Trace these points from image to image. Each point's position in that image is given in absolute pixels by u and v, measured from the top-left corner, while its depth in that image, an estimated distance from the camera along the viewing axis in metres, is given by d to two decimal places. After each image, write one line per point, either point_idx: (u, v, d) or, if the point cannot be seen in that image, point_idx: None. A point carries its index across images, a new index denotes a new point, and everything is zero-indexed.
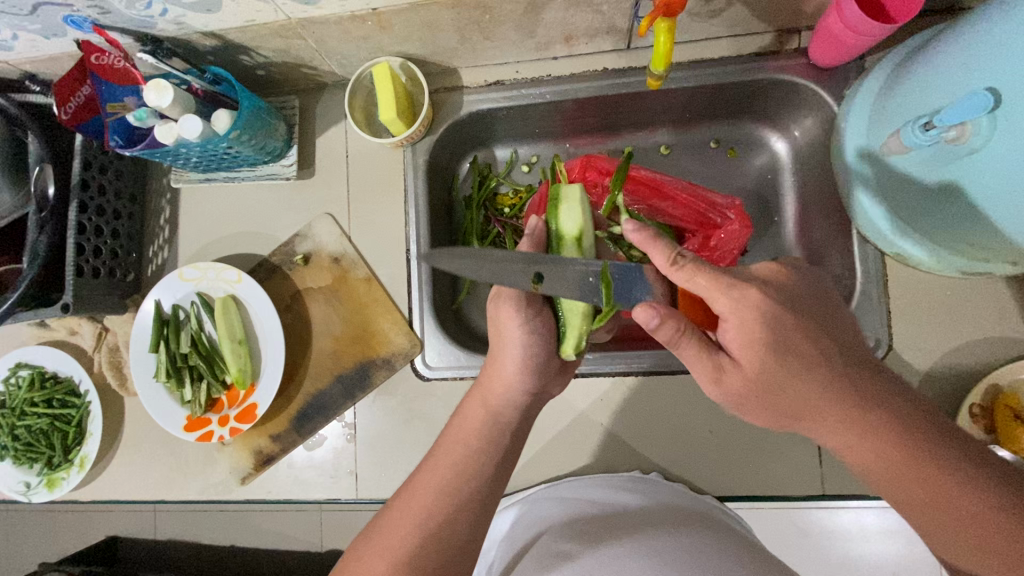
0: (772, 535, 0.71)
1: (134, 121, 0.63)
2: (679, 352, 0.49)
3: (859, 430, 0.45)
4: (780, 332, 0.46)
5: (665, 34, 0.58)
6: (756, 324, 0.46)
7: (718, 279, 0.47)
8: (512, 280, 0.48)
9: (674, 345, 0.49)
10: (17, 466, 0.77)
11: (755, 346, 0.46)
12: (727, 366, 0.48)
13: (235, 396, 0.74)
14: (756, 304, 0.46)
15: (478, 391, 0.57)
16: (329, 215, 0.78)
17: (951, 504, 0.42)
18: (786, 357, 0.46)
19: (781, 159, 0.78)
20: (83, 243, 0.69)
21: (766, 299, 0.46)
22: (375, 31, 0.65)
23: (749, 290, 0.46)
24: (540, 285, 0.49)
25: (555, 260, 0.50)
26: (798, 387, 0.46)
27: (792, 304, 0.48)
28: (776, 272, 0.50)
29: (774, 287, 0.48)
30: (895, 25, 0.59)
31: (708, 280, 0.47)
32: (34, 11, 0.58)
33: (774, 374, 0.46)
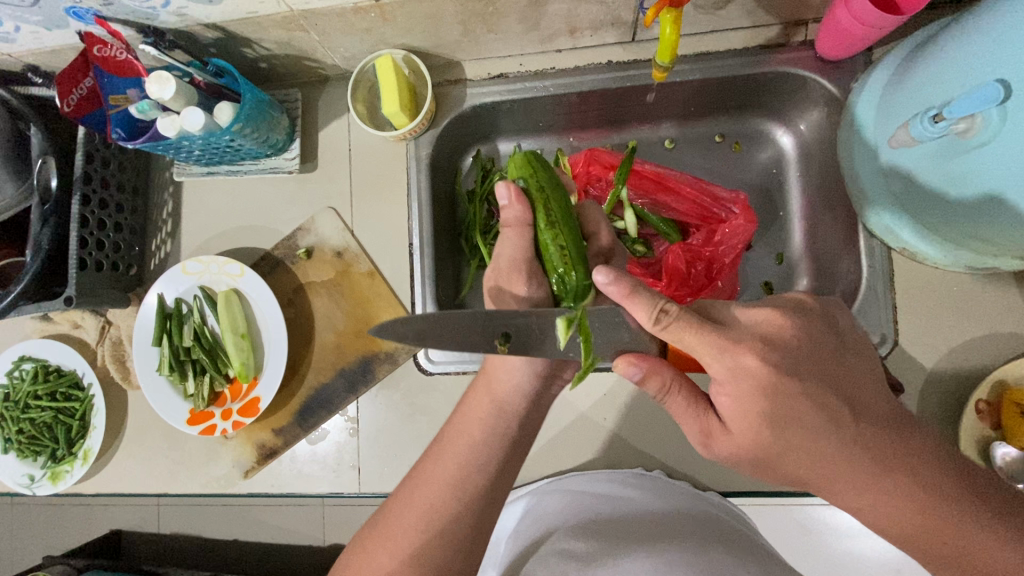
0: (778, 536, 0.70)
1: (136, 113, 0.63)
2: (670, 404, 0.53)
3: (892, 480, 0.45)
4: (809, 391, 0.45)
5: (671, 24, 0.58)
6: (756, 397, 0.45)
7: (709, 344, 0.45)
8: (478, 347, 0.50)
9: (665, 397, 0.52)
10: (21, 458, 0.78)
11: (753, 419, 0.46)
12: (718, 431, 0.50)
13: (238, 390, 0.73)
14: (753, 374, 0.45)
15: (482, 384, 0.57)
16: (332, 208, 0.77)
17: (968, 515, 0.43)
18: (808, 423, 0.45)
19: (786, 153, 0.78)
20: (87, 236, 0.69)
21: (767, 365, 0.45)
22: (378, 23, 0.64)
23: (744, 356, 0.45)
24: (507, 345, 0.51)
25: (514, 318, 0.51)
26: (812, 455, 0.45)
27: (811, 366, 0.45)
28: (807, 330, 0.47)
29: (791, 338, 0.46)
30: (903, 16, 0.58)
31: (694, 336, 0.45)
32: (36, 3, 0.58)
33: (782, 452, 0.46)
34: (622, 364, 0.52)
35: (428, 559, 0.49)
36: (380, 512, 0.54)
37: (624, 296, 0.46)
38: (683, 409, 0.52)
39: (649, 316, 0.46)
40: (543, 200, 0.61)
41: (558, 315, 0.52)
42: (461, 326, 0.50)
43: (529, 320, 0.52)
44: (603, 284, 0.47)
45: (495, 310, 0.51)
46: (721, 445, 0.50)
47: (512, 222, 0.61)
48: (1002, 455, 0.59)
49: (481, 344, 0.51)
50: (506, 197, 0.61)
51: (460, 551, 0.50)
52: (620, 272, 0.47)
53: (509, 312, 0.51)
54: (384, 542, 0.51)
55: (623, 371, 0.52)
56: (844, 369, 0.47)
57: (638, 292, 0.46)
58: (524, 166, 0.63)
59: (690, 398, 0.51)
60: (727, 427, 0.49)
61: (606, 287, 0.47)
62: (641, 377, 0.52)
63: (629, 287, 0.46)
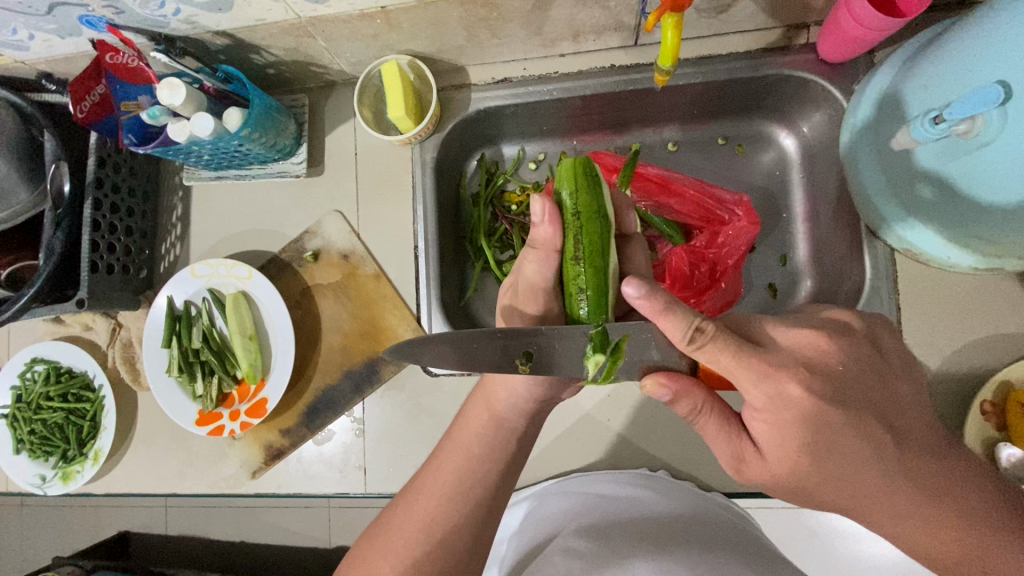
0: (782, 539, 0.70)
1: (147, 119, 0.64)
2: (702, 428, 0.52)
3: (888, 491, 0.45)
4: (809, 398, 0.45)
5: (673, 29, 0.58)
6: (793, 421, 0.45)
7: (747, 370, 0.45)
8: (502, 363, 0.51)
9: (696, 419, 0.52)
10: (33, 459, 0.79)
11: (773, 428, 0.46)
12: (750, 457, 0.50)
13: (245, 392, 0.74)
14: (776, 380, 0.45)
15: (483, 394, 0.57)
16: (338, 212, 0.78)
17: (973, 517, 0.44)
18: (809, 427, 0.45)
19: (789, 155, 0.78)
20: (98, 240, 0.70)
21: (807, 392, 0.45)
22: (384, 29, 0.65)
23: (785, 383, 0.45)
24: (529, 363, 0.52)
25: (542, 340, 0.52)
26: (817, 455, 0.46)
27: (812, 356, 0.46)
28: (816, 346, 0.47)
29: None
30: (904, 20, 0.58)
31: (730, 360, 0.45)
32: (50, 12, 0.59)
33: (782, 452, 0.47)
34: (652, 385, 0.51)
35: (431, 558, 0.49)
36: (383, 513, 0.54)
37: (656, 312, 0.46)
38: (715, 432, 0.51)
39: (683, 336, 0.46)
40: (578, 223, 0.55)
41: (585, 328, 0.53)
42: (483, 344, 0.51)
43: (558, 341, 0.53)
44: (633, 297, 0.46)
45: (521, 328, 0.52)
46: (752, 471, 0.51)
47: (541, 243, 0.56)
48: (1008, 456, 0.58)
49: (501, 365, 0.51)
50: (538, 218, 0.54)
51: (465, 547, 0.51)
52: (651, 287, 0.47)
53: (535, 331, 0.52)
54: (385, 549, 0.51)
55: (652, 391, 0.51)
56: (856, 366, 0.47)
57: (672, 311, 0.46)
58: (571, 183, 0.57)
59: (722, 422, 0.51)
60: (760, 452, 0.49)
61: (637, 301, 0.47)
62: (671, 398, 0.51)
63: (662, 303, 0.46)
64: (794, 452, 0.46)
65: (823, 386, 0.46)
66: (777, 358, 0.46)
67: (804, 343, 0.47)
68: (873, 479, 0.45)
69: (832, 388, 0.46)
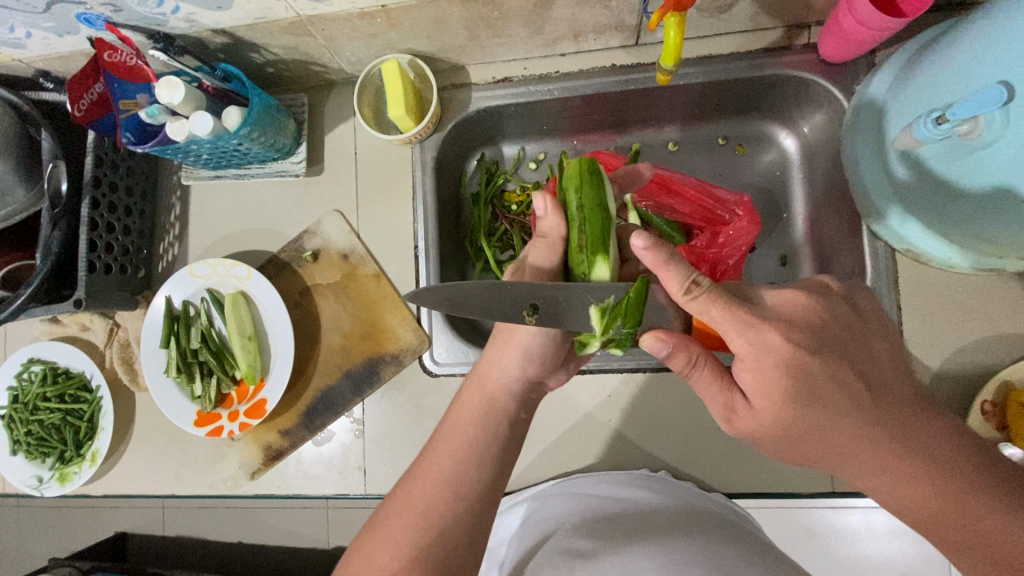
0: (782, 536, 0.71)
1: (146, 118, 0.64)
2: (695, 381, 0.52)
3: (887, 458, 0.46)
4: (807, 373, 0.45)
5: (675, 29, 0.58)
6: (789, 385, 0.46)
7: (734, 318, 0.45)
8: (509, 316, 0.51)
9: (691, 372, 0.51)
10: (29, 460, 0.79)
11: (774, 395, 0.46)
12: (741, 407, 0.50)
13: (244, 392, 0.74)
14: (776, 350, 0.45)
15: (478, 381, 0.58)
16: (338, 211, 0.78)
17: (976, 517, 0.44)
18: (807, 402, 0.46)
19: (790, 155, 0.78)
20: (96, 239, 0.69)
21: (790, 342, 0.45)
22: (384, 28, 0.65)
23: (768, 332, 0.45)
24: (534, 314, 0.51)
25: (552, 296, 0.52)
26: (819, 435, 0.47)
27: (819, 349, 0.46)
28: (801, 303, 0.47)
29: (802, 329, 0.46)
30: (906, 20, 0.58)
31: (717, 310, 0.46)
32: (48, 9, 0.59)
33: (784, 421, 0.47)
34: (651, 338, 0.51)
35: (435, 551, 0.47)
36: (377, 512, 0.52)
37: (657, 264, 0.47)
38: (708, 384, 0.51)
39: (680, 286, 0.47)
40: (583, 218, 0.57)
41: (592, 303, 0.53)
42: (490, 294, 0.51)
43: (570, 295, 0.52)
44: (640, 247, 0.47)
45: (534, 281, 0.52)
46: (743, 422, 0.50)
47: (546, 233, 0.57)
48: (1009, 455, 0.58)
49: (507, 316, 0.51)
50: (541, 210, 0.57)
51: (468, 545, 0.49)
52: (658, 239, 0.48)
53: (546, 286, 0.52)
54: (385, 538, 0.49)
55: (650, 346, 0.51)
56: (856, 346, 0.47)
57: (674, 260, 0.47)
58: (575, 184, 0.59)
59: (716, 373, 0.51)
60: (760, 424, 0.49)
61: (642, 252, 0.48)
62: (668, 352, 0.51)
63: (664, 255, 0.47)
64: (780, 401, 0.47)
65: (806, 338, 0.46)
66: (761, 312, 0.46)
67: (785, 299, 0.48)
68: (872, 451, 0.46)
69: (814, 340, 0.46)
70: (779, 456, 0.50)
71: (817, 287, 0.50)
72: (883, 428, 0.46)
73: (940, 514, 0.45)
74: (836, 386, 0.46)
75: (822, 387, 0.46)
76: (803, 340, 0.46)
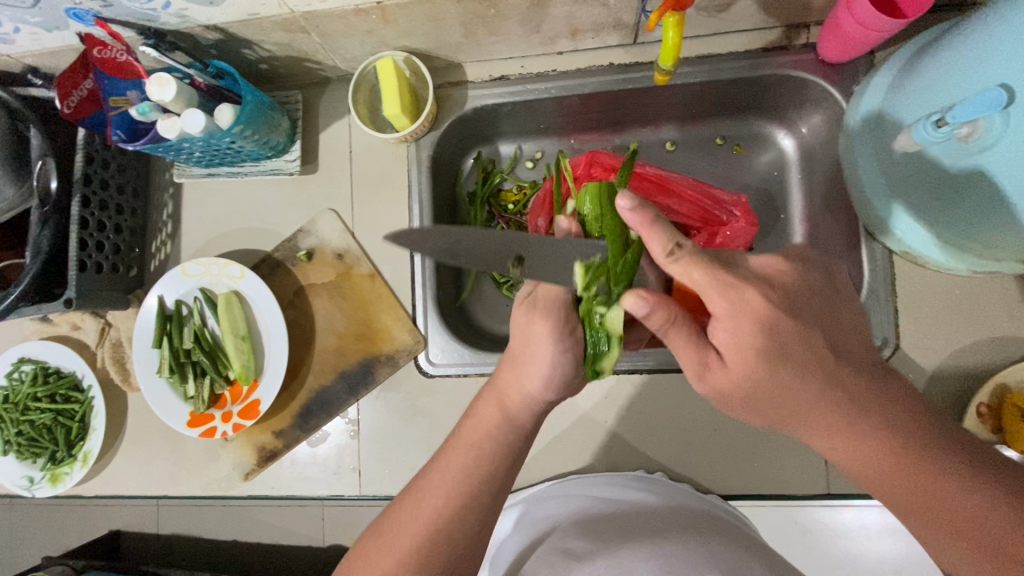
0: (770, 532, 0.69)
1: (137, 115, 0.63)
2: (670, 342, 0.47)
3: (849, 425, 0.44)
4: (783, 336, 0.44)
5: (674, 29, 0.57)
6: (761, 339, 0.44)
7: (716, 279, 0.44)
8: (492, 262, 0.48)
9: (667, 331, 0.46)
10: (20, 461, 0.78)
11: (748, 353, 0.44)
12: (714, 366, 0.46)
13: (238, 393, 0.73)
14: (755, 309, 0.44)
15: (494, 393, 0.55)
16: (333, 210, 0.77)
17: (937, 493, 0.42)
18: (781, 361, 0.44)
19: (788, 156, 0.78)
20: (87, 238, 0.68)
21: (767, 301, 0.44)
22: (379, 25, 0.64)
23: (749, 292, 0.44)
24: (520, 268, 0.49)
25: (537, 241, 0.48)
26: (785, 387, 0.44)
27: (795, 308, 0.45)
28: (780, 268, 0.47)
29: (777, 290, 0.45)
30: (906, 21, 0.58)
31: (703, 274, 0.44)
32: (36, 4, 0.58)
33: (756, 380, 0.45)
34: (630, 296, 0.44)
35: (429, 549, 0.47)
36: (386, 512, 0.52)
37: (642, 223, 0.47)
38: (683, 343, 0.46)
39: (662, 249, 0.46)
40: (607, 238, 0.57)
41: (576, 258, 0.52)
42: (477, 238, 0.46)
43: (554, 247, 0.51)
44: (624, 208, 0.47)
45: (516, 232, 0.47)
46: (713, 381, 0.47)
47: None
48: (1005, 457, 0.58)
49: (493, 264, 0.48)
50: (566, 230, 0.59)
51: (462, 537, 0.49)
52: (642, 201, 0.48)
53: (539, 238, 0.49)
54: (388, 545, 0.49)
55: (629, 306, 0.45)
56: (823, 310, 0.47)
57: (660, 222, 0.47)
58: (595, 199, 0.61)
59: (694, 333, 0.46)
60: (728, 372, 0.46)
61: (626, 214, 0.47)
62: (647, 311, 0.45)
63: (649, 217, 0.47)
64: (756, 362, 0.44)
65: (781, 299, 0.45)
66: (743, 274, 0.45)
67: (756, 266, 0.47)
68: (835, 414, 0.44)
69: (789, 300, 0.45)
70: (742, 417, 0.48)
71: (795, 253, 0.50)
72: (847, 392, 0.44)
73: (896, 477, 0.43)
74: (805, 344, 0.44)
75: (793, 345, 0.44)
76: (779, 292, 0.45)
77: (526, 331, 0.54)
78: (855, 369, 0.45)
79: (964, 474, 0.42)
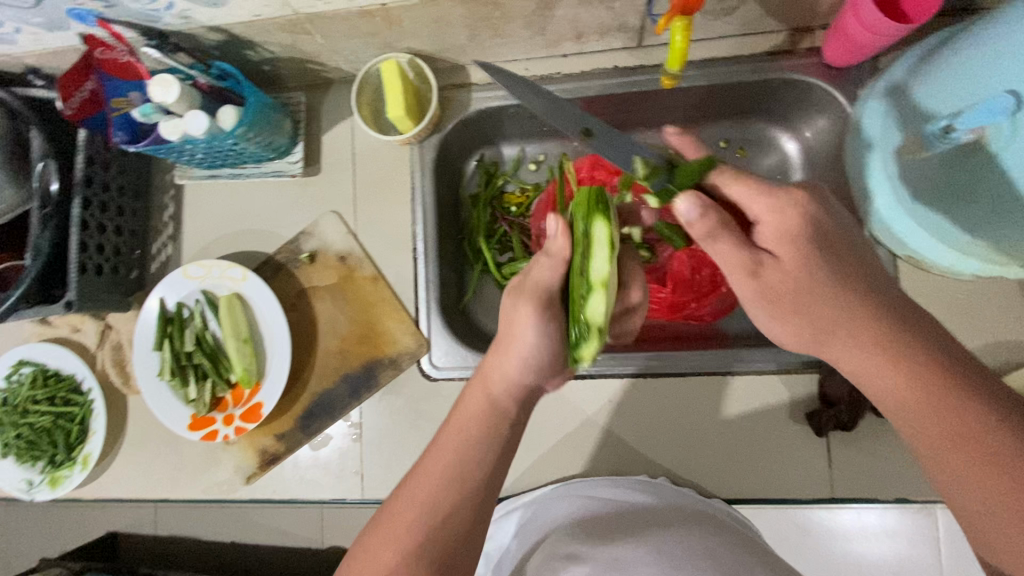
0: (773, 535, 0.70)
1: (139, 117, 0.62)
2: (716, 253, 0.52)
3: (875, 346, 0.46)
4: (824, 241, 0.49)
5: (681, 33, 0.57)
6: (795, 240, 0.49)
7: (761, 192, 0.51)
8: None
9: (711, 241, 0.52)
10: (19, 463, 0.77)
11: (790, 245, 0.49)
12: (767, 266, 0.51)
13: (240, 396, 0.72)
14: (798, 215, 0.49)
15: (477, 376, 0.55)
16: (335, 212, 0.77)
17: (962, 424, 0.42)
18: (814, 268, 0.49)
19: (792, 160, 0.77)
20: (87, 240, 0.68)
21: (805, 219, 0.49)
22: (384, 27, 0.64)
23: (796, 196, 0.50)
24: (556, 205, 0.54)
25: (574, 185, 0.53)
26: (819, 288, 0.49)
27: (834, 232, 0.50)
28: (827, 205, 0.51)
29: (828, 208, 0.51)
30: (911, 26, 0.58)
31: (743, 187, 0.52)
32: (38, 4, 0.57)
33: (794, 278, 0.49)
34: (682, 196, 0.50)
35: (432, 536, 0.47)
36: (380, 511, 0.51)
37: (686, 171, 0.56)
38: (728, 252, 0.51)
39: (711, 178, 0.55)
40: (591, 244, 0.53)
41: (613, 208, 0.56)
42: None
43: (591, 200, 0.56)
44: (661, 157, 0.55)
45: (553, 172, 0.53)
46: (764, 285, 0.51)
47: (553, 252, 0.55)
48: None
49: None
50: (553, 233, 0.55)
51: (466, 529, 0.48)
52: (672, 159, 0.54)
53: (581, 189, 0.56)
54: (387, 536, 0.48)
55: (679, 207, 0.51)
56: (869, 256, 0.50)
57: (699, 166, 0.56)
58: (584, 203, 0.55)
59: (739, 245, 0.51)
60: (762, 280, 0.51)
61: (667, 165, 0.56)
62: (695, 214, 0.50)
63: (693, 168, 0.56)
64: (799, 254, 0.49)
65: (828, 220, 0.50)
66: (791, 188, 0.51)
67: (786, 197, 0.50)
68: (862, 326, 0.47)
69: (829, 230, 0.50)
70: (784, 327, 0.52)
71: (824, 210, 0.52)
72: (877, 313, 0.47)
73: (919, 403, 0.44)
74: (838, 261, 0.49)
75: (823, 257, 0.49)
76: (822, 219, 0.50)
77: (510, 313, 0.55)
78: (893, 297, 0.48)
79: (994, 417, 0.41)
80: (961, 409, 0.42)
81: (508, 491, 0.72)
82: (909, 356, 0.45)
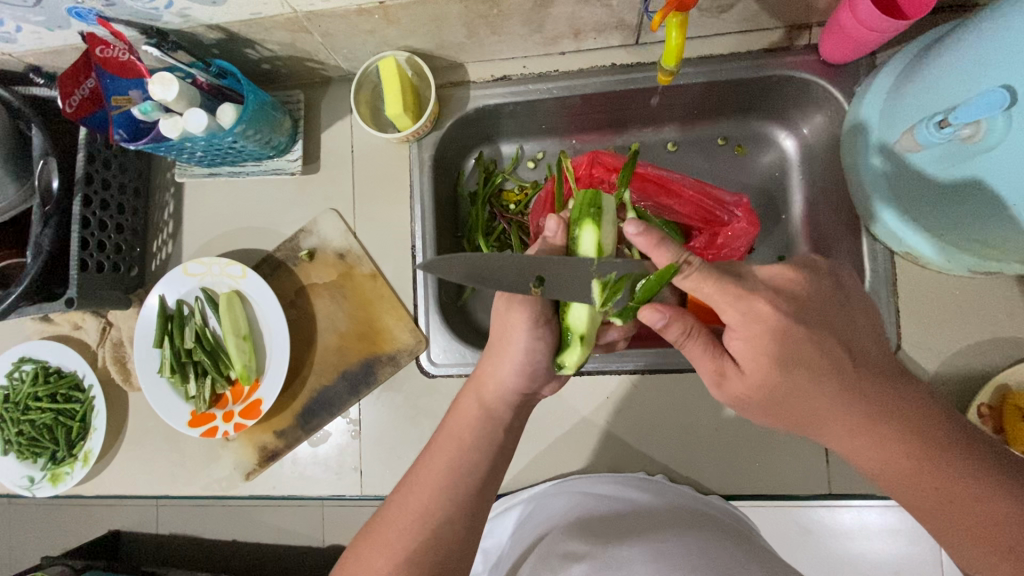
0: (776, 534, 0.70)
1: (139, 115, 0.62)
2: (685, 350, 0.50)
3: (868, 437, 0.45)
4: (793, 346, 0.45)
5: (677, 29, 0.57)
6: (768, 340, 0.45)
7: (726, 292, 0.45)
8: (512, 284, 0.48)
9: (685, 342, 0.49)
10: (20, 460, 0.78)
11: (763, 360, 0.46)
12: (731, 371, 0.48)
13: (240, 393, 0.73)
14: (765, 318, 0.45)
15: (472, 384, 0.56)
16: (334, 210, 0.77)
17: (959, 503, 0.42)
18: (794, 367, 0.45)
19: (789, 157, 0.78)
20: (88, 237, 0.68)
21: (777, 311, 0.45)
22: (382, 25, 0.64)
23: (757, 302, 0.45)
24: (541, 287, 0.49)
25: (555, 262, 0.50)
26: (795, 385, 0.45)
27: (804, 313, 0.46)
28: (790, 277, 0.47)
29: (787, 297, 0.46)
30: (908, 22, 0.58)
31: (714, 287, 0.45)
32: (38, 3, 0.58)
33: (777, 382, 0.46)
34: (646, 311, 0.48)
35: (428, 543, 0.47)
36: (377, 515, 0.51)
37: (651, 246, 0.47)
38: (700, 352, 0.49)
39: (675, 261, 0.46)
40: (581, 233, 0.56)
41: (593, 275, 0.52)
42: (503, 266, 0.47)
43: (568, 268, 0.51)
44: (633, 233, 0.47)
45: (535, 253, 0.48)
46: (732, 386, 0.49)
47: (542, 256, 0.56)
48: None
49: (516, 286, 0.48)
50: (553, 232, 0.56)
51: (458, 533, 0.48)
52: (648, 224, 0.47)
53: (555, 259, 0.50)
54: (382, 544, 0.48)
55: (645, 317, 0.48)
56: (840, 316, 0.47)
57: (667, 238, 0.47)
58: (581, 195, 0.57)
59: (710, 342, 0.49)
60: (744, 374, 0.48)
61: (634, 237, 0.47)
62: (663, 324, 0.48)
63: (656, 237, 0.47)
64: (770, 367, 0.46)
65: (791, 307, 0.46)
66: (751, 284, 0.46)
67: (750, 295, 0.45)
68: (849, 417, 0.45)
69: (800, 309, 0.46)
70: (764, 421, 0.49)
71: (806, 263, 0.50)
72: (859, 398, 0.45)
73: (914, 482, 0.44)
74: (815, 345, 0.45)
75: (803, 349, 0.45)
76: (789, 298, 0.46)
77: (505, 321, 0.54)
78: (870, 371, 0.46)
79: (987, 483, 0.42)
80: (963, 490, 0.42)
81: (506, 488, 0.72)
82: (901, 438, 0.44)
